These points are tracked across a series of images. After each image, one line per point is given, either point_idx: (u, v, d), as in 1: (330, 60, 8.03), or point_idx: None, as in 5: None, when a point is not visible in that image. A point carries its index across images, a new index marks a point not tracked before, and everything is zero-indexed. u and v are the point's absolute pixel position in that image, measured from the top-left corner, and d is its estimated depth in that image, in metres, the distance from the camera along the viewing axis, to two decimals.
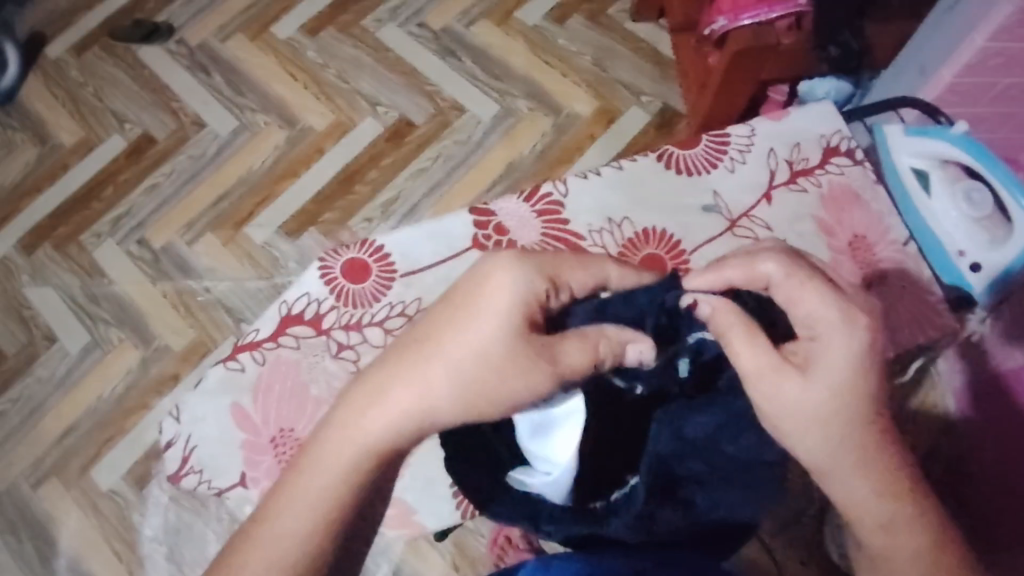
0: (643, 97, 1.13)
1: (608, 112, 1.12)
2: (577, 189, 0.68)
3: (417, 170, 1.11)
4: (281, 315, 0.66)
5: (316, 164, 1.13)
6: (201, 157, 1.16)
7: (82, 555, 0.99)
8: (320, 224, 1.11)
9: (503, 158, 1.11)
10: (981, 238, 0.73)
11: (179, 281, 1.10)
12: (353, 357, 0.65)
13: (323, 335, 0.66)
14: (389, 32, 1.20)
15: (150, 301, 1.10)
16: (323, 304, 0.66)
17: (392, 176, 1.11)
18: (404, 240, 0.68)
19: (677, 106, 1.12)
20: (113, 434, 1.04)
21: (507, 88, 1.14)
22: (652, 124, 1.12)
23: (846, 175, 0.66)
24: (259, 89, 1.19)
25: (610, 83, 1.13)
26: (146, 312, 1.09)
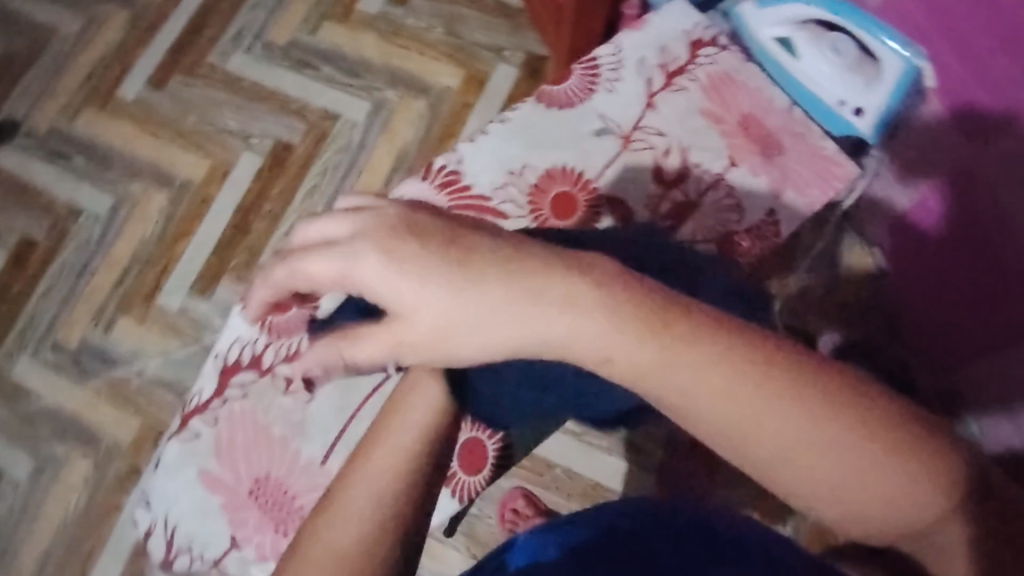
0: (504, 52, 1.13)
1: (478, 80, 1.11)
2: (469, 152, 0.66)
3: (309, 190, 1.09)
4: (220, 368, 0.65)
5: (207, 215, 1.10)
6: (88, 244, 1.11)
7: None
8: (229, 274, 1.07)
9: (388, 153, 1.09)
10: (858, 82, 0.70)
11: (108, 374, 1.05)
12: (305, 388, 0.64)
13: (266, 375, 0.64)
14: (239, 61, 1.16)
15: (83, 405, 1.05)
16: (256, 344, 0.65)
17: (291, 199, 1.09)
18: None
19: (540, 51, 1.12)
20: (92, 547, 0.99)
21: (370, 82, 1.13)
22: (521, 76, 1.12)
23: (719, 63, 0.68)
24: (124, 159, 1.14)
25: (468, 47, 1.13)
26: (83, 416, 1.04)
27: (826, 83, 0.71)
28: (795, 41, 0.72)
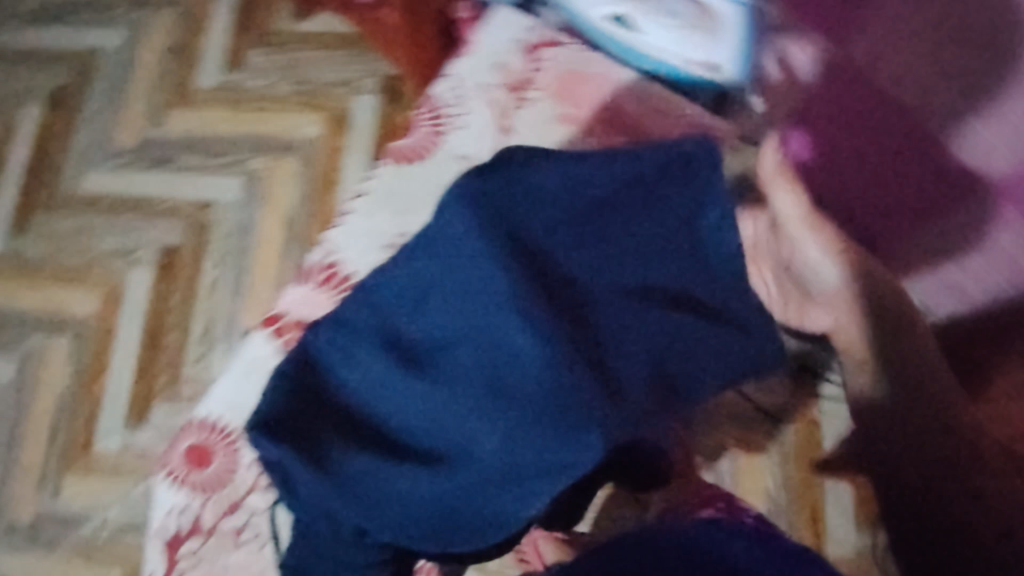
0: (357, 82, 1.24)
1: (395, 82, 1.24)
2: (344, 231, 0.81)
3: (213, 283, 1.18)
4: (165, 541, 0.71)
5: (201, 281, 1.18)
6: (59, 400, 1.16)
7: None
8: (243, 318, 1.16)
9: (277, 219, 1.19)
10: (703, 34, 0.89)
11: (129, 530, 1.10)
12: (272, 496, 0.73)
13: (239, 508, 0.72)
14: (92, 177, 1.25)
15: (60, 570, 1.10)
16: (191, 505, 0.72)
17: (277, 268, 1.18)
18: (229, 399, 0.75)
19: (388, 72, 1.24)
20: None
21: (234, 154, 1.23)
22: (380, 100, 1.23)
23: (558, 62, 0.87)
24: (64, 309, 1.19)
25: (321, 91, 1.24)
26: None
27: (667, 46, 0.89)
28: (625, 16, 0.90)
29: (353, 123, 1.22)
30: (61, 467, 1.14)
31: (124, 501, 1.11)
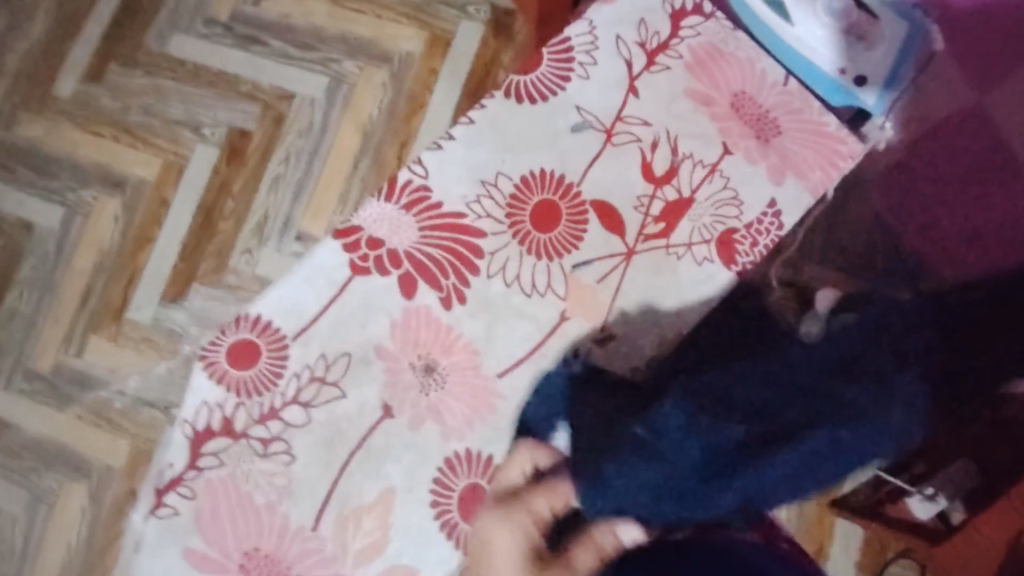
0: (468, 7, 1.19)
1: (506, 17, 1.18)
2: (433, 162, 0.88)
3: (274, 180, 1.16)
4: (190, 437, 0.82)
5: (266, 175, 1.16)
6: (101, 261, 1.16)
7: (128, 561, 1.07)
8: (299, 224, 1.14)
9: (354, 131, 1.16)
10: None
11: (144, 407, 1.11)
12: (281, 449, 0.83)
13: (240, 437, 0.83)
14: (178, 42, 1.21)
15: (69, 429, 1.11)
16: (226, 406, 0.82)
17: (346, 182, 1.15)
18: (287, 296, 0.86)
19: (503, 4, 1.18)
20: (140, 471, 1.09)
21: (327, 54, 1.18)
22: (488, 32, 1.18)
23: (701, 34, 0.93)
24: (124, 171, 1.17)
25: (427, 8, 1.19)
26: (68, 441, 1.11)
27: None
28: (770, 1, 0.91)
29: (455, 50, 1.18)
30: (93, 327, 1.14)
31: (147, 375, 1.12)
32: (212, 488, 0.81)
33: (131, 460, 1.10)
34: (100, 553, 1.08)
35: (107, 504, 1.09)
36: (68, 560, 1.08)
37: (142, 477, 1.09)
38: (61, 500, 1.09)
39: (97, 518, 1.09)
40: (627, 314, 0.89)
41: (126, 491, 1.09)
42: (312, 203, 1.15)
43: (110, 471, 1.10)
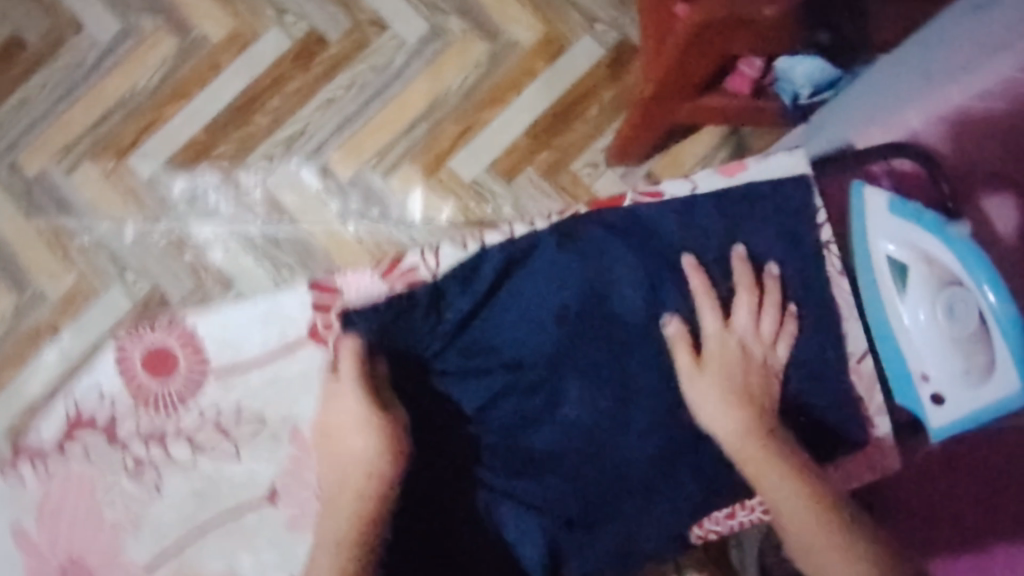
0: (597, 25, 1.10)
1: (628, 54, 1.09)
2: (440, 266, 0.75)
3: (326, 101, 1.08)
4: (66, 416, 0.72)
5: (321, 90, 1.08)
6: (128, 95, 1.09)
7: (21, 391, 1.04)
8: (330, 154, 1.07)
9: (427, 91, 1.08)
10: (960, 365, 0.70)
11: (104, 256, 1.06)
12: (148, 479, 0.73)
13: (118, 449, 0.73)
14: None
15: (26, 243, 1.07)
16: (118, 405, 0.72)
17: (394, 137, 1.07)
18: (238, 329, 0.73)
19: (632, 39, 1.09)
20: (72, 315, 1.06)
21: (437, 3, 1.09)
22: (604, 59, 1.09)
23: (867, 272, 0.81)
24: (190, 18, 1.10)
25: (557, 5, 1.09)
26: (21, 253, 1.06)
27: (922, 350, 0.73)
28: (908, 271, 0.73)
29: (562, 61, 1.09)
30: (91, 155, 1.08)
31: (118, 227, 1.07)
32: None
33: (67, 298, 1.06)
34: None
35: (26, 327, 1.06)
36: None
37: (71, 320, 1.06)
38: None
39: (12, 335, 1.06)
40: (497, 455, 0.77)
41: (49, 324, 1.06)
42: (352, 139, 1.08)
43: (43, 298, 1.06)
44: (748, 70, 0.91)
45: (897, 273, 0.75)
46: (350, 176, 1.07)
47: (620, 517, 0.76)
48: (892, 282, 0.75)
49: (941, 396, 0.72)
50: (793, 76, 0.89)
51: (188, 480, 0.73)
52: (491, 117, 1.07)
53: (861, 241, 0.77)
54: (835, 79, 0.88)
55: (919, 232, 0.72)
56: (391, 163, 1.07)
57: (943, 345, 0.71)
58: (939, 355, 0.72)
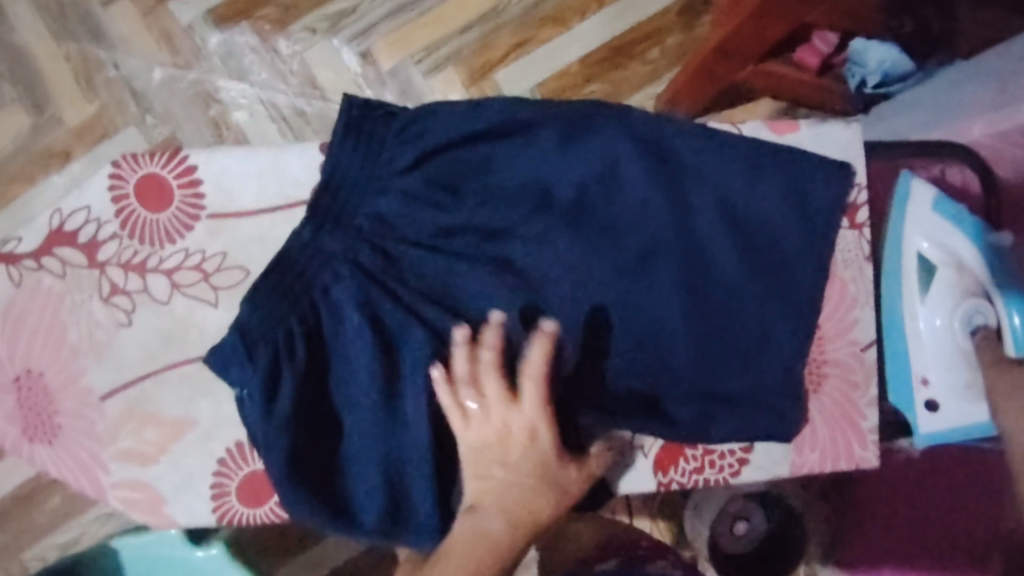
0: None
1: (699, 6, 1.06)
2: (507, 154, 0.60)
3: None
4: (50, 229, 0.60)
5: None
6: None
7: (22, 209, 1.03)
8: (376, 40, 1.04)
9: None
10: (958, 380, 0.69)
11: (129, 92, 1.04)
12: (123, 306, 0.60)
13: (95, 269, 0.60)
14: None
15: (53, 62, 1.04)
16: (104, 228, 0.60)
17: (445, 37, 1.04)
18: (225, 177, 0.61)
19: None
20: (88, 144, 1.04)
21: None
22: (676, 8, 1.06)
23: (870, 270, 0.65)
24: None
25: None
26: (46, 72, 1.04)
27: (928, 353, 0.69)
28: (935, 276, 0.68)
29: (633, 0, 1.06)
30: None
31: (149, 66, 1.04)
32: (24, 299, 0.59)
33: (86, 126, 1.04)
34: (5, 182, 1.03)
35: (39, 145, 1.04)
36: None
37: (86, 149, 1.04)
38: (4, 114, 1.03)
39: (23, 151, 1.04)
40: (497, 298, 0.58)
41: (63, 148, 1.04)
42: (401, 28, 1.04)
43: (60, 121, 1.04)
44: (819, 44, 0.86)
45: (920, 274, 0.69)
46: (392, 66, 1.03)
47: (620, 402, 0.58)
48: (917, 284, 0.69)
49: (940, 405, 0.69)
50: (865, 60, 0.85)
51: (158, 316, 0.60)
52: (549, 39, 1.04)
53: (894, 234, 0.69)
54: (908, 72, 0.85)
55: (953, 231, 0.67)
56: (437, 62, 1.04)
57: (954, 356, 0.68)
58: (944, 360, 0.69)
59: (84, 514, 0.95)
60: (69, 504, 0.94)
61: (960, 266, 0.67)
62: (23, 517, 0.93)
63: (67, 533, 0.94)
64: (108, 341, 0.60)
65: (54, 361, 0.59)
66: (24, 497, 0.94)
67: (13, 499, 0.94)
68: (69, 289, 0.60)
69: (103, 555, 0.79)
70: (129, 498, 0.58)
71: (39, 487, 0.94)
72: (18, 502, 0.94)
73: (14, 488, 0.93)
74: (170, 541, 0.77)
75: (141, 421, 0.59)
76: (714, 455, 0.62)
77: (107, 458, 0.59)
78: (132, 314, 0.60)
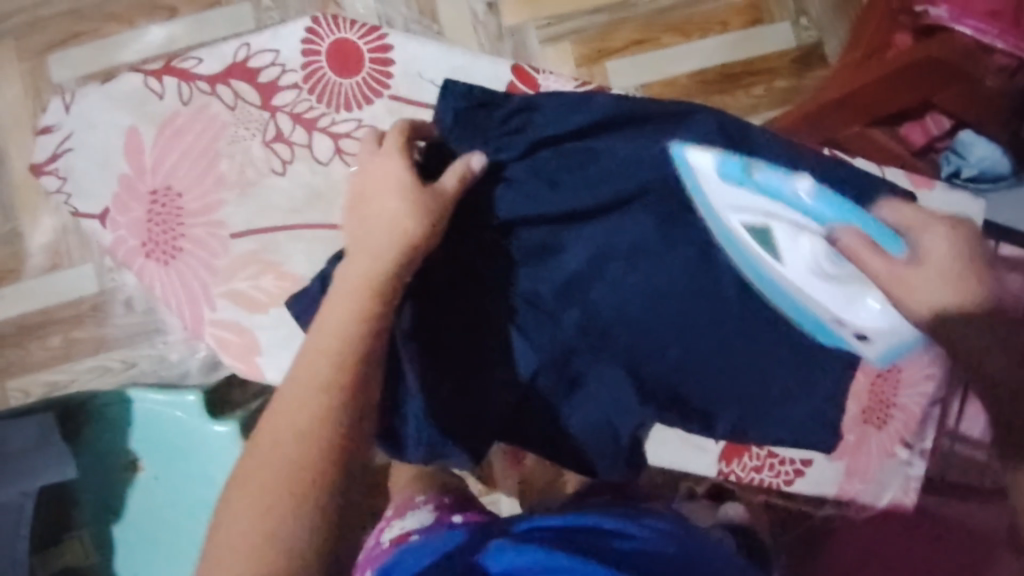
0: (801, 20, 1.00)
1: (818, 59, 1.00)
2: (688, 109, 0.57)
3: None
4: (235, 60, 0.75)
5: None
6: None
7: (110, 51, 0.95)
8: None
9: None
10: (834, 292, 0.52)
11: None
12: (280, 151, 0.75)
13: (267, 111, 0.74)
14: None
15: None
16: (288, 75, 0.74)
17: (578, 12, 0.99)
18: (401, 68, 0.74)
19: (829, 50, 1.00)
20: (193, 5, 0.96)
21: None
22: (790, 53, 1.00)
23: None
24: None
25: None
26: None
27: (822, 300, 0.53)
28: (772, 233, 0.51)
29: (757, 32, 1.00)
30: None
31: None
32: (188, 116, 0.75)
33: None
34: (99, 21, 0.96)
35: None
36: None
37: (194, 12, 0.96)
38: None
39: None
40: (612, 277, 0.60)
41: (170, 5, 0.96)
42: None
43: None
44: (931, 125, 0.81)
45: (756, 246, 0.52)
46: (513, 25, 0.98)
47: (698, 390, 0.62)
48: (758, 255, 0.52)
49: (868, 335, 0.54)
50: (967, 152, 0.80)
51: (307, 178, 0.75)
52: (671, 47, 0.99)
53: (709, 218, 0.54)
54: (1004, 175, 0.80)
55: (757, 197, 0.50)
56: (557, 33, 0.99)
57: (829, 287, 0.52)
58: (833, 296, 0.52)
59: (81, 361, 0.91)
60: (69, 347, 0.91)
61: (791, 220, 0.50)
62: (24, 347, 0.92)
63: (60, 374, 0.92)
64: (258, 179, 0.75)
65: (196, 186, 0.74)
66: (26, 328, 0.92)
67: (21, 327, 0.92)
68: (231, 123, 0.75)
69: (113, 403, 0.81)
70: (223, 337, 0.73)
71: (49, 322, 0.92)
72: (23, 330, 0.92)
73: (26, 315, 0.92)
74: (186, 407, 0.80)
75: (260, 268, 0.73)
76: (776, 460, 0.74)
77: (216, 295, 0.73)
78: (286, 165, 0.75)
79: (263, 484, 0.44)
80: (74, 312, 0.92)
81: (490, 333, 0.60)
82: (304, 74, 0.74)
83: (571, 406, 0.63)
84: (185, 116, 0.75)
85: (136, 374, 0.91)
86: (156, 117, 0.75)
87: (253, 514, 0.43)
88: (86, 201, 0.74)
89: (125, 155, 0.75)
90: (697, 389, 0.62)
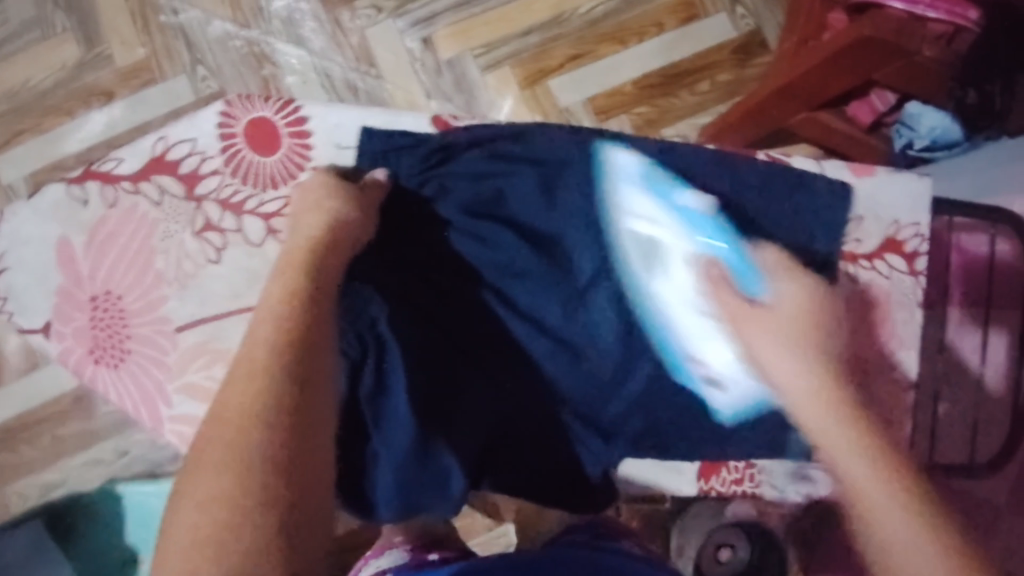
0: (737, 10, 1.01)
1: (758, 46, 1.00)
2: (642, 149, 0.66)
3: None
4: (151, 156, 0.71)
5: None
6: None
7: (57, 142, 0.95)
8: (443, 29, 0.98)
9: (554, 6, 1.00)
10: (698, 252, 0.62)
11: (181, 43, 0.96)
12: (210, 239, 0.71)
13: (193, 202, 0.71)
14: None
15: None
16: (208, 162, 0.71)
17: (513, 35, 0.99)
18: (324, 121, 0.71)
19: (769, 35, 1.00)
20: (132, 84, 0.96)
21: None
22: (730, 44, 1.00)
23: (890, 283, 0.70)
24: None
25: None
26: (102, 9, 0.96)
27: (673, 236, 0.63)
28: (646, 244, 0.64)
29: (694, 28, 1.00)
30: None
31: (207, 18, 0.97)
32: (117, 219, 0.71)
33: (133, 69, 0.96)
34: (39, 116, 0.95)
35: (79, 84, 0.96)
36: (12, 94, 0.95)
37: (132, 91, 0.96)
38: (49, 44, 0.96)
39: (64, 85, 0.96)
40: (568, 300, 0.64)
41: (107, 88, 0.96)
42: (467, 22, 0.99)
43: (110, 60, 0.96)
44: (877, 102, 0.81)
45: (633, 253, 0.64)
46: (451, 56, 0.98)
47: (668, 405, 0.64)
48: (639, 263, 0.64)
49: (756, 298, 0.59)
50: (917, 124, 0.79)
51: (247, 258, 0.71)
52: (608, 57, 0.99)
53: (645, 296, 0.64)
54: (956, 141, 0.78)
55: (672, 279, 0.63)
56: (496, 60, 0.99)
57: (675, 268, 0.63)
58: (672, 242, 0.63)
59: (74, 458, 0.89)
60: (60, 446, 0.89)
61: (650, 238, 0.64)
62: (13, 454, 0.89)
63: (53, 475, 0.89)
64: (192, 272, 0.71)
65: (133, 287, 0.70)
66: (16, 433, 0.89)
67: (9, 433, 0.89)
68: (160, 219, 0.71)
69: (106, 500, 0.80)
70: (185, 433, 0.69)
71: (32, 427, 0.89)
72: None
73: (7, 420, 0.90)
74: None
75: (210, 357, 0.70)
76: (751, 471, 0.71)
77: (170, 390, 0.69)
78: (219, 252, 0.71)
79: (215, 492, 0.39)
80: (57, 410, 0.89)
81: (455, 371, 0.61)
82: (225, 157, 0.71)
83: (542, 441, 0.63)
84: (112, 219, 0.71)
85: (129, 463, 0.90)
86: (87, 222, 0.71)
87: (210, 514, 0.39)
88: (28, 314, 0.70)
89: (56, 266, 0.70)
90: (667, 408, 0.64)
